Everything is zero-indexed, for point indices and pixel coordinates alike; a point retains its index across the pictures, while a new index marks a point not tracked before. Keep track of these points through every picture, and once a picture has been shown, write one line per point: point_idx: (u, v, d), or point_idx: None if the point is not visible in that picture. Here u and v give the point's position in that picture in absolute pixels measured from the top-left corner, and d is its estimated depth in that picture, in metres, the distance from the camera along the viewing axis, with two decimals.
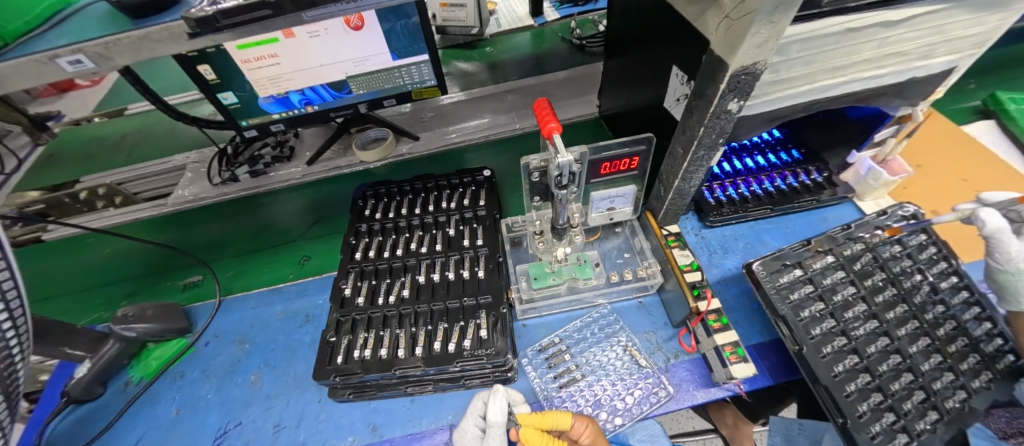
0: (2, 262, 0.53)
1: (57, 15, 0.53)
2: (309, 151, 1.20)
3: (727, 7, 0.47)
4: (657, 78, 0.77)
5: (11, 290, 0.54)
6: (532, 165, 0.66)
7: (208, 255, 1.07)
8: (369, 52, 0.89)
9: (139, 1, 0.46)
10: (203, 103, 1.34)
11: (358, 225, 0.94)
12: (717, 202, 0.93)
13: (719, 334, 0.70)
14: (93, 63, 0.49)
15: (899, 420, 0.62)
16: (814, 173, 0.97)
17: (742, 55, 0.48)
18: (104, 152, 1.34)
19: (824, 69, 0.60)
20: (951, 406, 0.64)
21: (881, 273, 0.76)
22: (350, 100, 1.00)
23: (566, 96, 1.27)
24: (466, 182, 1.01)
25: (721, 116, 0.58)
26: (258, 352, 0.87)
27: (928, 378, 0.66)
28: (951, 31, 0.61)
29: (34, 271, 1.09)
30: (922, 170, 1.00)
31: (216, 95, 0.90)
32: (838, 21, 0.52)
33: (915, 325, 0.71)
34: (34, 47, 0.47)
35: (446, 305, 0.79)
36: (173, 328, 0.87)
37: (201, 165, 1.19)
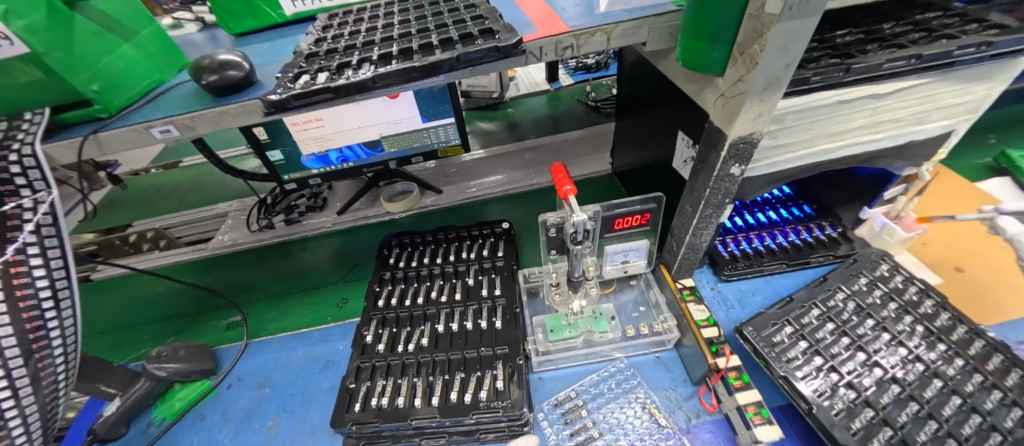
0: None
1: (151, 92, 0.62)
2: (340, 202, 1.30)
3: (722, 87, 0.54)
4: (665, 139, 0.83)
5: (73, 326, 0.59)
6: (549, 222, 0.70)
7: (240, 298, 1.13)
8: (402, 116, 1.00)
9: (225, 84, 0.55)
10: (249, 158, 1.49)
11: (383, 273, 0.99)
12: (732, 256, 0.95)
13: (741, 393, 0.68)
14: (179, 132, 0.57)
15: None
16: (829, 228, 0.98)
17: (740, 126, 0.53)
18: (157, 200, 1.47)
19: (822, 135, 0.64)
20: None
21: (871, 320, 0.77)
22: (381, 158, 1.10)
23: (580, 153, 1.35)
24: (486, 233, 1.06)
25: (725, 179, 0.62)
26: (278, 397, 0.89)
27: (953, 424, 0.63)
28: (942, 100, 0.66)
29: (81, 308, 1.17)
30: (941, 226, 1.00)
31: (264, 153, 1.02)
32: (829, 94, 0.58)
33: (921, 367, 0.69)
34: (132, 119, 0.57)
35: (464, 354, 0.80)
36: (200, 369, 0.91)
37: (242, 213, 1.31)
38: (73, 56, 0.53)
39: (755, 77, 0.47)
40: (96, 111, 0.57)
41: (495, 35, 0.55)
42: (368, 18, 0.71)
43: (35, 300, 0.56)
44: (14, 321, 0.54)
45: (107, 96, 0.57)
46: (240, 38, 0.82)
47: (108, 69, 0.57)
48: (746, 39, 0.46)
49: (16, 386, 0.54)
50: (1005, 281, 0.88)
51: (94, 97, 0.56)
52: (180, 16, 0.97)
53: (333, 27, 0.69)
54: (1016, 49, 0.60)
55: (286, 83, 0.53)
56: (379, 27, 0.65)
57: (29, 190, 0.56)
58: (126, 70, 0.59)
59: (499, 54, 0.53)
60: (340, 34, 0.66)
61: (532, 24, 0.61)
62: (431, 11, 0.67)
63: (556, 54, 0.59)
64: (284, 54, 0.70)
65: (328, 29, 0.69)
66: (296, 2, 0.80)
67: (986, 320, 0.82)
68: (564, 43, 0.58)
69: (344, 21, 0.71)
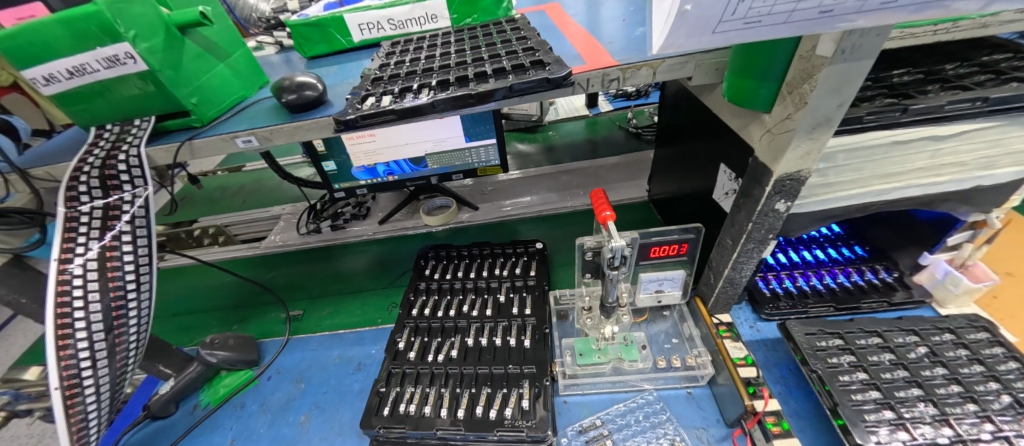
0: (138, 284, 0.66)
1: (238, 106, 0.71)
2: (382, 212, 1.37)
3: (769, 123, 0.54)
4: (706, 170, 0.82)
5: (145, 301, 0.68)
6: (587, 245, 0.71)
7: (287, 295, 1.20)
8: (447, 136, 1.05)
9: (303, 103, 0.62)
10: (305, 166, 1.61)
11: (418, 283, 1.03)
12: (773, 294, 0.92)
13: (779, 440, 0.64)
14: (259, 142, 0.64)
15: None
16: (883, 272, 0.93)
17: (786, 163, 0.53)
18: (222, 199, 1.61)
19: (875, 175, 0.62)
20: None
21: (942, 369, 0.74)
22: (425, 173, 1.15)
23: (617, 179, 1.36)
24: (519, 252, 1.08)
25: (768, 214, 0.61)
26: (312, 393, 0.93)
27: None
28: (1012, 144, 0.62)
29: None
30: (1014, 279, 0.92)
31: (320, 163, 1.10)
32: (885, 134, 0.56)
33: (993, 426, 0.66)
34: (221, 129, 0.64)
35: (492, 370, 0.81)
36: (245, 359, 0.97)
37: (293, 217, 1.40)
38: (180, 74, 0.62)
39: (804, 116, 0.47)
40: (192, 121, 0.65)
41: (545, 66, 0.58)
42: (427, 46, 0.77)
43: (122, 281, 0.64)
44: (104, 299, 0.62)
45: (202, 108, 0.65)
46: (312, 61, 0.91)
47: (205, 85, 0.66)
48: (795, 78, 0.47)
49: (97, 357, 0.61)
50: None
51: (192, 109, 0.64)
52: (262, 39, 1.09)
53: (396, 54, 0.76)
54: None
55: (355, 103, 0.59)
56: (438, 55, 0.71)
57: (130, 186, 0.65)
58: (219, 87, 0.68)
59: (548, 85, 0.56)
60: (402, 60, 0.72)
61: (581, 57, 0.64)
62: (486, 42, 0.72)
63: (602, 86, 0.61)
64: (353, 76, 0.78)
65: (391, 55, 0.76)
66: (364, 31, 0.88)
67: None
68: (611, 76, 0.60)
69: (406, 48, 0.78)
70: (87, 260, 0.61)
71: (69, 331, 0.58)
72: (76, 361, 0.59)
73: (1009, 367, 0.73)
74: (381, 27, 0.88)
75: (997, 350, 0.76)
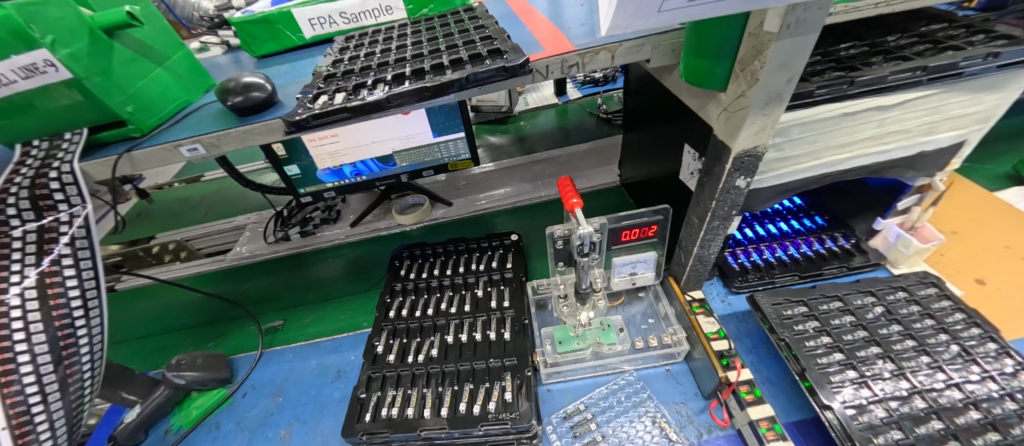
0: (82, 310, 0.62)
1: (181, 112, 0.67)
2: (352, 215, 1.33)
3: (725, 101, 0.55)
4: (671, 152, 0.84)
5: (97, 326, 0.64)
6: (557, 234, 0.71)
7: (258, 308, 1.16)
8: (413, 132, 1.02)
9: (250, 105, 0.59)
10: (268, 172, 1.54)
11: (394, 284, 1.01)
12: (742, 268, 0.94)
13: (752, 408, 0.67)
14: (206, 150, 0.61)
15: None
16: (842, 239, 0.97)
17: (743, 140, 0.54)
18: (181, 212, 1.53)
19: (828, 147, 0.65)
20: None
21: (897, 326, 0.79)
22: (393, 172, 1.12)
23: (588, 166, 1.36)
24: (495, 245, 1.07)
25: (731, 191, 0.63)
26: (290, 406, 0.90)
27: (968, 434, 0.64)
28: (951, 110, 0.66)
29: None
30: (958, 237, 0.98)
31: (282, 168, 1.06)
32: (834, 107, 0.58)
33: (944, 376, 0.71)
34: (163, 138, 0.61)
35: (473, 365, 0.81)
36: (217, 377, 0.94)
37: (259, 225, 1.35)
38: (111, 81, 0.57)
39: (756, 93, 0.48)
40: (130, 131, 0.61)
41: (502, 55, 0.57)
42: (383, 40, 0.74)
43: (67, 309, 0.60)
44: (48, 329, 0.58)
45: (140, 117, 0.61)
46: (263, 61, 0.87)
47: (141, 91, 0.61)
48: (746, 56, 0.48)
49: (47, 391, 0.57)
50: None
51: (128, 118, 0.60)
52: (207, 40, 1.02)
53: (350, 49, 0.73)
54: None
55: (307, 103, 0.57)
56: (394, 48, 0.69)
57: (65, 205, 0.60)
58: (157, 93, 0.64)
59: (506, 73, 0.55)
60: (356, 56, 0.69)
61: (540, 44, 0.63)
62: (443, 32, 0.70)
63: (562, 72, 0.61)
64: (305, 74, 0.75)
65: (345, 51, 0.73)
66: (315, 26, 0.85)
67: (1011, 333, 0.80)
68: (570, 61, 0.60)
69: (361, 43, 0.75)
70: (24, 288, 0.56)
71: (11, 366, 0.54)
72: (23, 397, 0.55)
73: (956, 319, 0.79)
74: (333, 21, 0.84)
75: (945, 304, 0.81)
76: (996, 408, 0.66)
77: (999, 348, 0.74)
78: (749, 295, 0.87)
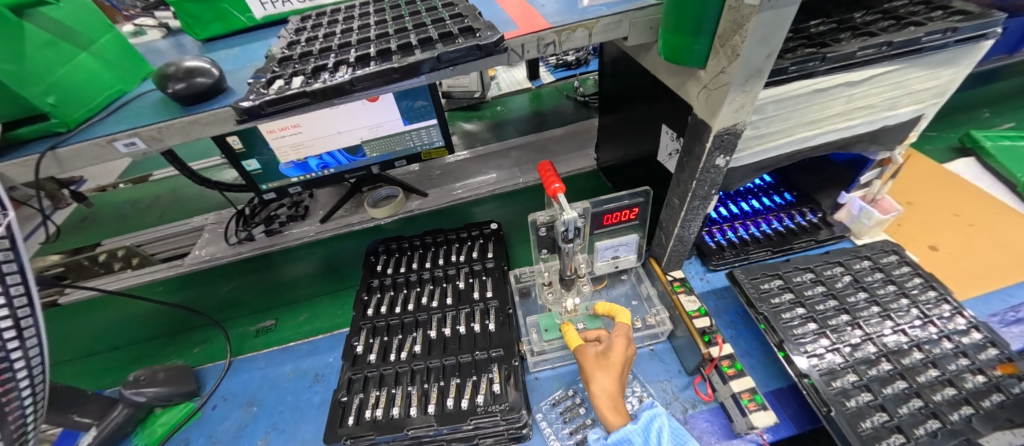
0: (12, 332, 0.54)
1: (115, 103, 0.60)
2: (322, 210, 1.26)
3: (705, 79, 0.54)
4: (649, 133, 0.83)
5: (33, 347, 0.58)
6: (539, 221, 0.70)
7: (224, 315, 1.09)
8: (382, 120, 0.97)
9: (194, 93, 0.53)
10: (226, 168, 1.44)
11: (370, 281, 0.96)
12: (719, 246, 0.96)
13: (734, 381, 0.69)
14: (145, 144, 0.55)
15: (907, 441, 0.62)
16: (809, 214, 1.01)
17: (723, 118, 0.54)
18: (129, 215, 1.41)
19: (800, 123, 0.66)
20: (955, 418, 0.64)
21: (864, 293, 0.82)
22: (363, 163, 1.07)
23: (565, 150, 1.35)
24: (474, 235, 1.04)
25: (710, 171, 0.63)
26: (266, 415, 0.86)
27: (928, 391, 0.68)
28: (912, 85, 0.68)
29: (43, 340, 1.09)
30: (913, 207, 1.04)
31: (240, 163, 0.98)
32: (806, 84, 0.59)
33: (906, 339, 0.75)
34: (94, 132, 0.54)
35: (458, 359, 0.79)
36: (182, 391, 0.87)
37: (219, 226, 1.25)
38: (23, 68, 0.50)
39: (736, 69, 0.47)
40: (54, 125, 0.54)
41: (475, 33, 0.54)
42: (343, 19, 0.69)
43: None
44: None
45: (65, 109, 0.55)
46: (208, 44, 0.79)
47: (64, 80, 0.55)
48: (726, 31, 0.47)
49: None
50: (974, 255, 0.92)
51: (50, 111, 0.54)
52: (142, 23, 0.93)
53: (307, 30, 0.67)
54: (979, 34, 0.62)
55: (259, 89, 0.52)
56: (355, 28, 0.64)
57: None
58: (84, 81, 0.57)
59: (480, 52, 0.52)
60: (313, 37, 0.64)
61: (513, 22, 0.60)
62: (409, 11, 0.66)
63: (538, 52, 0.59)
64: (257, 59, 0.68)
65: (301, 32, 0.67)
66: (266, 5, 0.78)
67: (962, 293, 0.86)
68: (546, 40, 0.57)
69: (319, 23, 0.69)
70: None
71: None
72: None
73: (915, 283, 0.84)
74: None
75: (905, 269, 0.86)
76: (952, 365, 0.71)
77: (953, 308, 0.79)
78: (728, 271, 0.88)
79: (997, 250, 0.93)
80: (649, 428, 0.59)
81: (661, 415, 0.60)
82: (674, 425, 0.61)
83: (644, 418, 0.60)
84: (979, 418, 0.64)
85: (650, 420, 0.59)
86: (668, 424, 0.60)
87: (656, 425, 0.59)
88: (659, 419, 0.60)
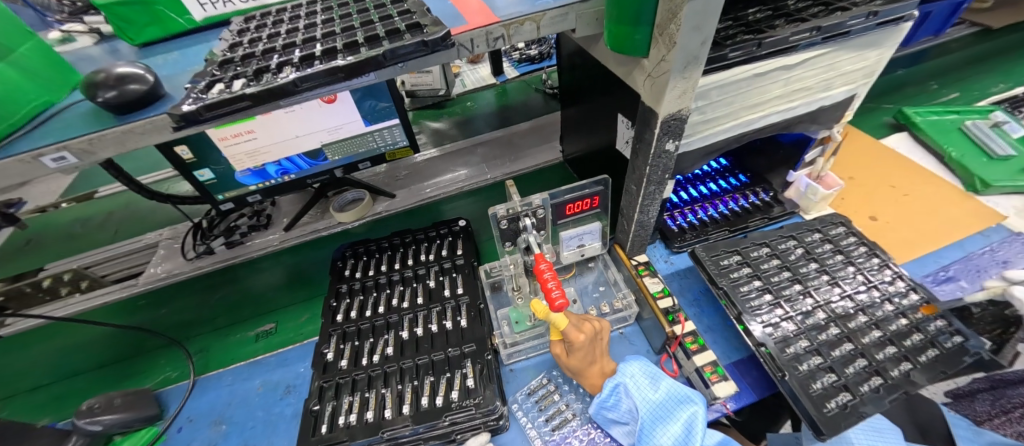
0: None
1: (39, 116, 0.56)
2: (285, 217, 1.22)
3: (648, 68, 0.56)
4: (608, 123, 0.85)
5: None
6: (500, 215, 0.73)
7: (185, 334, 1.04)
8: (342, 122, 0.96)
9: (126, 101, 0.51)
10: (177, 179, 1.36)
11: (338, 286, 0.94)
12: (680, 229, 1.00)
13: (698, 356, 0.72)
14: (77, 159, 0.52)
15: (853, 398, 0.67)
16: (762, 194, 1.06)
17: (667, 104, 0.56)
18: (76, 235, 1.32)
19: (743, 107, 0.69)
20: (894, 374, 0.70)
21: (814, 264, 0.88)
22: (325, 167, 1.05)
23: (531, 144, 1.36)
24: (443, 233, 1.03)
25: (662, 155, 0.65)
26: (236, 432, 0.83)
27: (870, 349, 0.73)
28: (843, 67, 0.72)
29: (8, 369, 1.02)
30: (855, 182, 1.11)
31: (192, 173, 0.94)
32: (745, 69, 0.62)
33: (852, 304, 0.81)
34: (16, 148, 0.50)
35: (432, 357, 0.79)
36: (143, 416, 0.83)
37: (174, 241, 1.19)
38: None
39: (675, 56, 0.49)
40: None
41: (422, 29, 0.54)
42: (289, 19, 0.67)
43: None
44: None
45: None
46: (144, 49, 0.75)
47: None
48: (663, 20, 0.49)
49: None
50: (910, 223, 1.00)
51: None
52: (70, 28, 0.87)
53: (249, 31, 0.65)
54: (896, 17, 0.67)
55: (198, 93, 0.50)
56: (301, 28, 0.62)
57: None
58: (2, 95, 0.53)
59: (427, 48, 0.52)
60: (257, 38, 0.62)
61: (462, 16, 0.60)
62: (357, 9, 0.64)
63: (488, 46, 0.59)
64: (195, 63, 0.66)
65: (244, 33, 0.65)
66: (206, 6, 0.75)
67: (901, 258, 0.93)
68: (495, 34, 0.58)
69: (263, 24, 0.67)
70: None
71: None
72: None
73: (860, 251, 0.90)
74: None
75: (851, 239, 0.92)
76: (893, 325, 0.77)
77: (893, 273, 0.85)
78: (691, 250, 0.91)
79: (928, 216, 1.01)
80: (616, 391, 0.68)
81: (627, 378, 0.68)
82: (644, 375, 0.68)
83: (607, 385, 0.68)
84: (916, 372, 0.70)
85: (617, 384, 0.68)
86: (639, 381, 0.68)
87: (620, 381, 0.68)
88: (626, 385, 0.67)
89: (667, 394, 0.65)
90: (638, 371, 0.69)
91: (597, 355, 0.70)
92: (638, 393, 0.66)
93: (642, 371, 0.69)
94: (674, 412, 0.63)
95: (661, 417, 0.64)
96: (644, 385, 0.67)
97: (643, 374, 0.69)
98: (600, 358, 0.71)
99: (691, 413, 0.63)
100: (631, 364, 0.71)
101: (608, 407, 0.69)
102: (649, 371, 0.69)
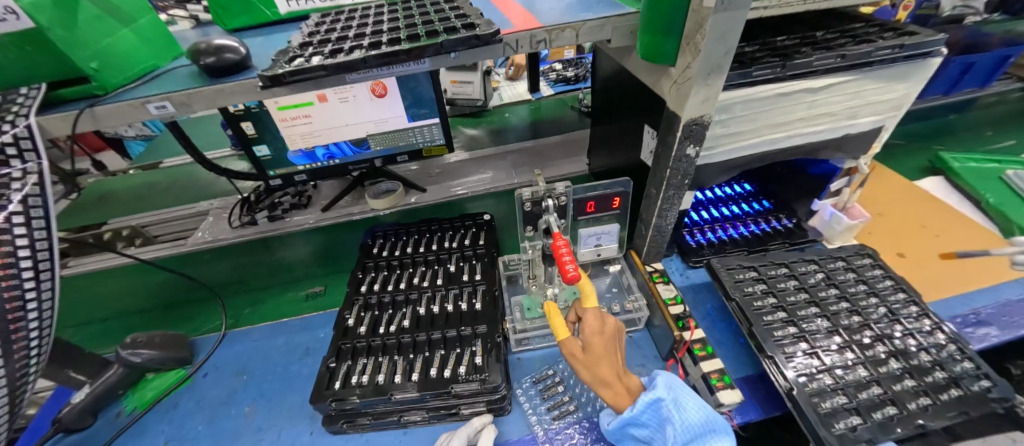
0: None
1: (148, 75, 0.66)
2: (324, 200, 1.27)
3: (675, 75, 0.61)
4: (634, 134, 0.90)
5: None
6: (525, 197, 0.77)
7: None
8: (389, 115, 1.05)
9: (219, 65, 0.60)
10: (233, 157, 1.50)
11: (366, 261, 1.01)
12: (698, 245, 1.01)
13: (705, 362, 0.73)
14: (174, 108, 0.61)
15: (863, 422, 0.66)
16: (785, 220, 1.07)
17: (690, 109, 0.61)
18: (140, 197, 1.46)
19: (767, 125, 0.72)
20: (911, 406, 0.68)
21: (834, 290, 0.88)
22: (367, 156, 1.13)
23: (561, 155, 1.42)
24: (467, 224, 1.09)
25: (682, 159, 0.69)
26: (256, 384, 0.89)
27: (887, 379, 0.72)
28: (868, 97, 0.75)
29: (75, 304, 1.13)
30: (883, 218, 1.10)
31: (251, 148, 1.04)
32: (770, 87, 0.66)
33: (872, 332, 0.80)
34: (128, 95, 0.60)
35: (444, 333, 0.83)
36: (176, 357, 0.91)
37: (223, 211, 1.30)
38: (76, 35, 0.56)
39: (699, 64, 0.55)
40: (92, 88, 0.60)
41: (474, 27, 0.61)
42: (360, 16, 0.76)
43: (16, 269, 0.61)
44: None
45: (105, 74, 0.61)
46: (234, 34, 0.86)
47: (108, 49, 0.61)
48: (691, 30, 0.54)
49: None
50: (939, 263, 0.98)
51: (92, 75, 0.59)
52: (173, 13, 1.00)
53: (325, 23, 0.75)
54: (925, 51, 0.70)
55: (282, 63, 0.59)
56: (370, 22, 0.71)
57: (18, 160, 0.60)
58: (124, 53, 0.63)
59: (477, 41, 0.59)
60: (332, 28, 0.72)
61: (510, 20, 0.68)
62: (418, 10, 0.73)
63: (531, 47, 0.66)
64: (279, 45, 0.77)
65: (321, 25, 0.75)
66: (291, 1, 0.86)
67: (928, 296, 0.91)
68: (538, 37, 0.64)
69: (337, 18, 0.77)
70: None
71: None
72: None
73: (886, 285, 0.89)
74: None
75: (877, 272, 0.91)
76: (914, 361, 0.75)
77: (920, 311, 0.83)
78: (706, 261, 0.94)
79: (960, 259, 0.98)
80: (651, 408, 0.64)
81: (663, 393, 0.65)
82: (682, 391, 0.66)
83: (642, 400, 0.64)
84: (934, 408, 0.68)
85: (654, 400, 0.64)
86: (677, 397, 0.64)
87: (658, 396, 0.64)
88: (664, 402, 0.64)
89: (705, 416, 0.63)
90: (680, 389, 0.66)
91: (618, 367, 0.68)
92: (675, 412, 0.63)
93: (678, 386, 0.67)
94: (708, 441, 0.61)
95: (695, 441, 0.61)
96: (685, 405, 0.64)
97: (677, 390, 0.66)
98: (620, 367, 0.68)
99: (724, 442, 0.61)
100: (665, 378, 0.68)
101: (636, 421, 0.65)
102: (689, 389, 0.66)
